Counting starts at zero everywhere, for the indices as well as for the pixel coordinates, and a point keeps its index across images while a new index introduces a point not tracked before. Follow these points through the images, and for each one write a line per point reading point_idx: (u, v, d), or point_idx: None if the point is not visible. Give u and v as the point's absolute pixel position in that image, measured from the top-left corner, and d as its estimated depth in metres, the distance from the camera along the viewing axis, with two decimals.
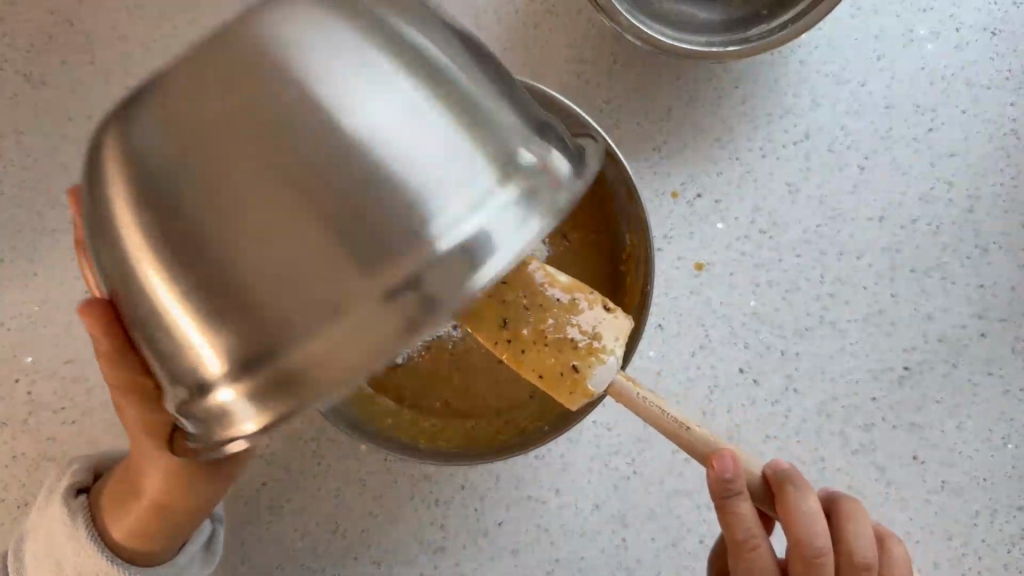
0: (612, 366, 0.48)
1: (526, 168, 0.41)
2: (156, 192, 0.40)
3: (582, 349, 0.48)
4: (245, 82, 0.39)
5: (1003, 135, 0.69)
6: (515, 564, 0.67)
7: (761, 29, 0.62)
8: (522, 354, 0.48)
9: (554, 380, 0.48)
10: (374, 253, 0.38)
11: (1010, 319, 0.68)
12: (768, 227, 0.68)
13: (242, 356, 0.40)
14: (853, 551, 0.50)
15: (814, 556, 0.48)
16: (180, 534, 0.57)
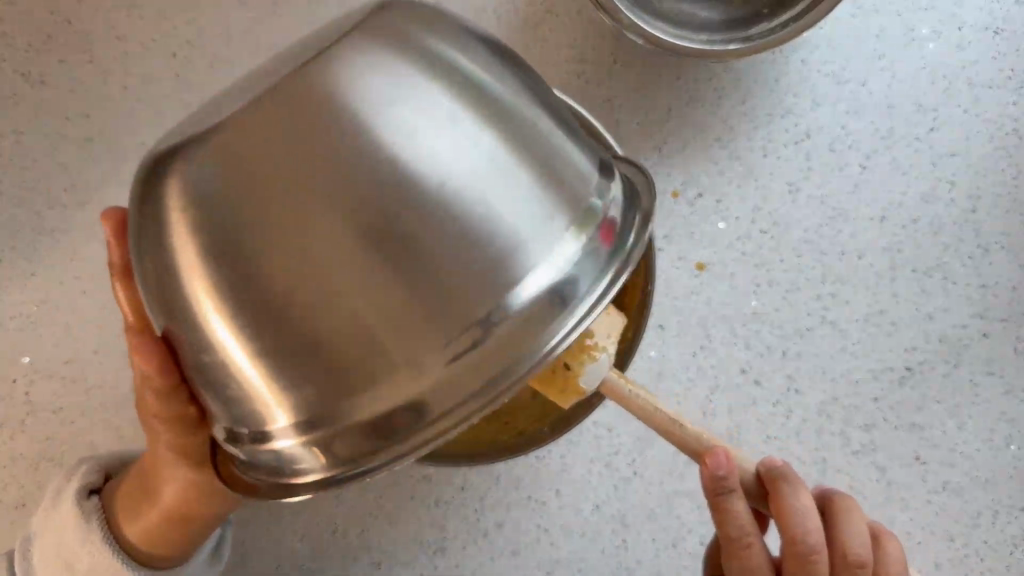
0: (604, 362, 0.48)
1: (590, 221, 0.42)
2: (225, 239, 0.39)
3: (573, 345, 0.47)
4: (320, 134, 0.39)
5: (1004, 135, 0.69)
6: (515, 565, 0.66)
7: (762, 28, 0.62)
8: None
9: (544, 377, 0.47)
10: (456, 319, 0.39)
11: (1011, 319, 0.68)
12: (768, 227, 0.68)
13: (309, 412, 0.41)
14: (848, 550, 0.49)
15: (808, 555, 0.48)
16: (195, 540, 0.58)
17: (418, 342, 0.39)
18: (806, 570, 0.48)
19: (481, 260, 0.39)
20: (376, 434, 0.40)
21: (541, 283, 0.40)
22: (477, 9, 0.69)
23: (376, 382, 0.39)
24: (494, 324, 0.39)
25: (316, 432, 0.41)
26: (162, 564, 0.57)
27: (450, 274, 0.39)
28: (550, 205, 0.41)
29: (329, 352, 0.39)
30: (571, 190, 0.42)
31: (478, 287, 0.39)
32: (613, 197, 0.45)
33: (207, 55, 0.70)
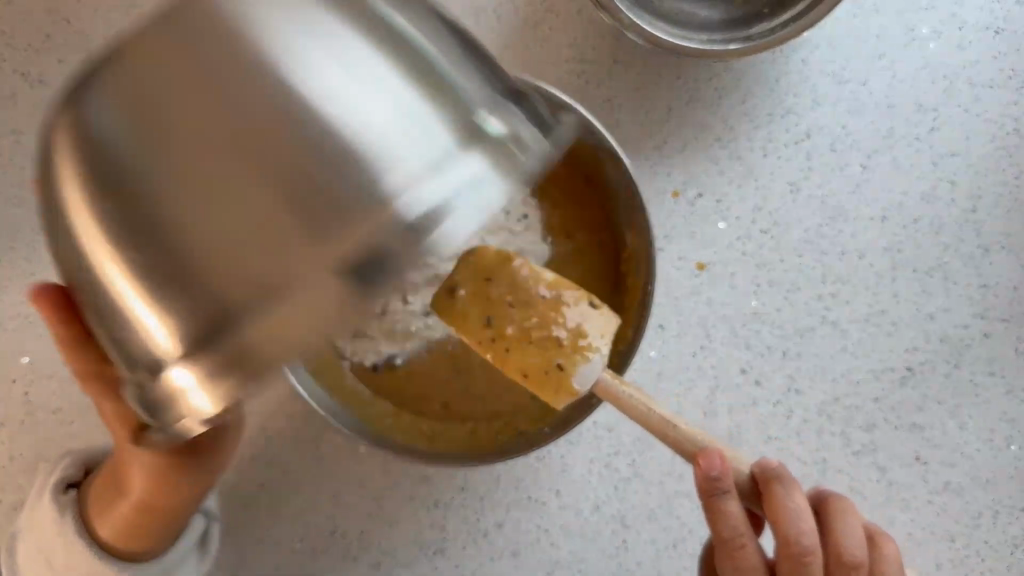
0: (598, 363, 0.49)
1: (491, 134, 0.39)
2: (106, 159, 0.38)
3: (568, 346, 0.48)
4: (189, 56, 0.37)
5: (1004, 135, 0.69)
6: (515, 565, 0.66)
7: (762, 29, 0.62)
8: (507, 352, 0.48)
9: (539, 379, 0.48)
10: (325, 230, 0.36)
11: (1012, 320, 0.68)
12: (768, 227, 0.68)
13: (192, 327, 0.37)
14: (842, 551, 0.49)
15: (803, 556, 0.48)
16: (170, 530, 0.57)
17: (289, 250, 0.36)
18: (801, 570, 0.48)
19: (364, 172, 0.36)
20: (252, 358, 0.36)
21: (428, 189, 0.36)
22: (477, 9, 0.68)
23: (244, 301, 0.36)
24: (359, 231, 0.36)
25: (199, 350, 0.37)
26: (137, 557, 0.56)
27: (326, 189, 0.36)
28: (436, 110, 0.38)
29: (206, 270, 0.37)
30: (466, 102, 0.39)
31: (355, 189, 0.36)
32: (521, 123, 0.40)
33: None
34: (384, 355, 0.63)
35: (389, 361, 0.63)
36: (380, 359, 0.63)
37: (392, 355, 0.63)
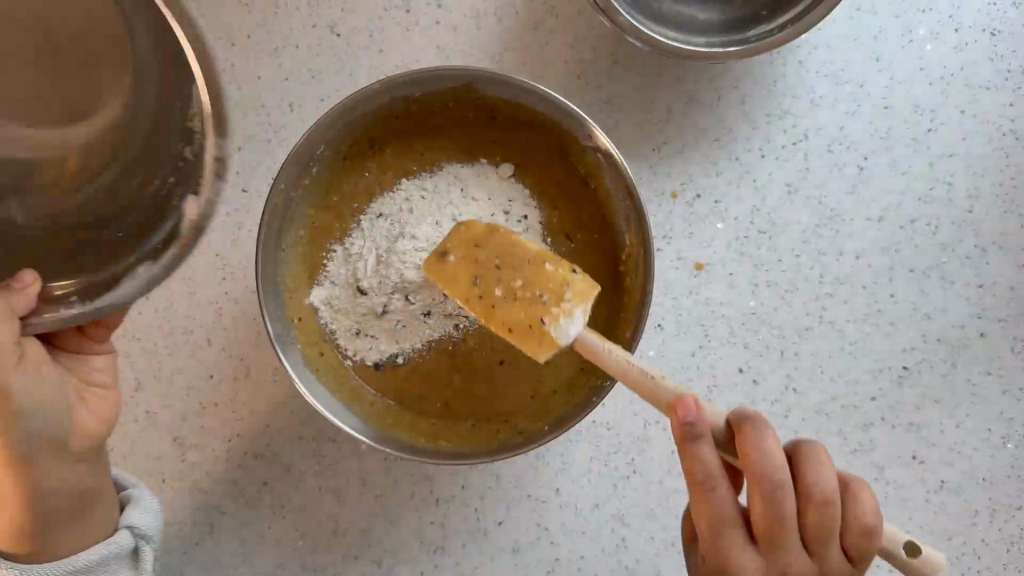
0: (580, 320, 0.52)
1: None
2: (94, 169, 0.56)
3: (551, 301, 0.52)
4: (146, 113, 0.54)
5: (1001, 136, 0.69)
6: (515, 563, 0.67)
7: (761, 31, 0.62)
8: (494, 309, 0.54)
9: (523, 332, 0.53)
10: None
11: (1009, 320, 0.69)
12: (767, 228, 0.69)
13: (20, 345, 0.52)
14: (816, 492, 0.49)
15: (773, 496, 0.48)
16: (58, 529, 0.56)
17: None
18: (772, 511, 0.49)
19: None
20: None
21: None
22: (477, 9, 0.69)
23: None
24: None
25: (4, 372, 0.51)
26: (32, 554, 0.55)
27: None
28: None
29: None
30: None
31: None
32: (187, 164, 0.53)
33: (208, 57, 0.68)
34: (384, 354, 0.63)
35: (388, 360, 0.63)
36: (380, 359, 0.63)
37: (393, 354, 0.63)
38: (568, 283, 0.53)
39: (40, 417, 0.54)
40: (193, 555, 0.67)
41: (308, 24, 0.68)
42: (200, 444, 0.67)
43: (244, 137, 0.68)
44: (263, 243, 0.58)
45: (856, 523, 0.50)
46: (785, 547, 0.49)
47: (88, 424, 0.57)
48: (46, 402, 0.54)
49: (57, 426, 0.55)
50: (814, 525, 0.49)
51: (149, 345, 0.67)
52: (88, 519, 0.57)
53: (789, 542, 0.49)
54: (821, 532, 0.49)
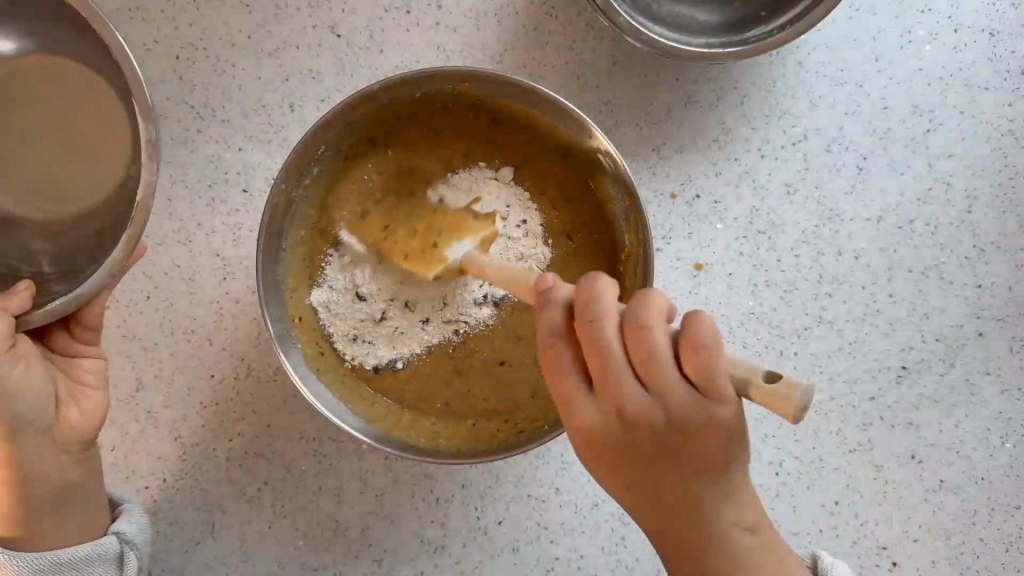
0: (466, 247, 0.59)
1: None
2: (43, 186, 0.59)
3: (444, 233, 0.61)
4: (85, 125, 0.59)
5: (1000, 136, 0.70)
6: (515, 562, 0.67)
7: (760, 32, 0.63)
8: (392, 238, 0.62)
9: (417, 255, 0.60)
10: None
11: (1007, 319, 0.69)
12: (766, 228, 0.69)
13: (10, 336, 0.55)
14: (631, 342, 0.44)
15: (602, 348, 0.45)
16: (57, 514, 0.58)
17: None
18: (602, 361, 0.45)
19: None
20: None
21: None
22: (476, 10, 0.69)
23: None
24: None
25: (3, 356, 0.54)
26: (30, 541, 0.57)
27: None
28: None
29: None
30: None
31: None
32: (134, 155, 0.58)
33: (209, 57, 0.68)
34: (386, 360, 0.63)
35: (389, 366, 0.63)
36: (379, 364, 0.63)
37: (394, 361, 0.63)
38: (465, 223, 0.61)
39: (28, 404, 0.56)
40: (193, 555, 0.67)
41: (308, 24, 0.68)
42: (200, 444, 0.67)
43: (244, 138, 0.68)
44: (264, 244, 0.58)
45: (691, 355, 0.43)
46: (621, 397, 0.45)
47: (76, 420, 0.59)
48: (36, 394, 0.57)
49: (44, 417, 0.57)
50: (657, 363, 0.44)
51: (149, 345, 0.67)
52: (73, 516, 0.59)
53: (628, 383, 0.44)
54: (664, 368, 0.44)
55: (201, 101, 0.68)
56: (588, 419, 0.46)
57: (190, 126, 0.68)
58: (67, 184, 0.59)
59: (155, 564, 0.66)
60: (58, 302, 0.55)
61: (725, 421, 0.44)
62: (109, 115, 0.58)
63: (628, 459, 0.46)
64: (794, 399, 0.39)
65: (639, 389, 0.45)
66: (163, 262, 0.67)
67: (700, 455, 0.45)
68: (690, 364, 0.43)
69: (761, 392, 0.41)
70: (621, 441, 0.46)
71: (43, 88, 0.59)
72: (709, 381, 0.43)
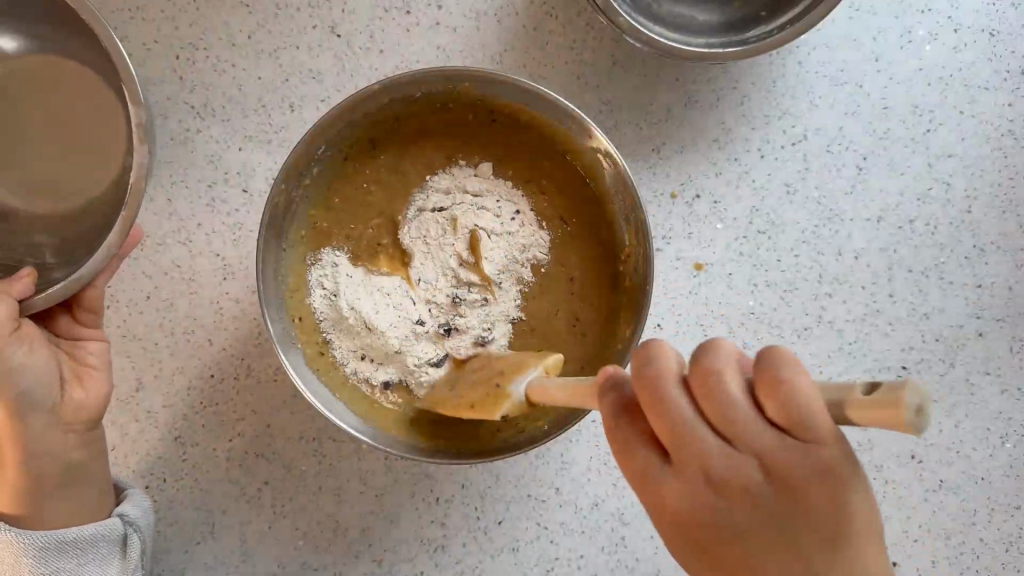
0: (529, 378, 0.53)
1: None
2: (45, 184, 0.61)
3: (506, 373, 0.55)
4: (84, 123, 0.60)
5: (999, 136, 0.70)
6: (515, 562, 0.67)
7: (759, 32, 0.63)
8: (458, 402, 0.57)
9: (480, 403, 0.54)
10: None
11: (1007, 319, 0.69)
12: (766, 228, 0.69)
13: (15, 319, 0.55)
14: (706, 406, 0.36)
15: (672, 426, 0.36)
16: (66, 491, 0.59)
17: None
18: (677, 441, 0.36)
19: None
20: None
21: None
22: (476, 10, 0.69)
23: None
24: None
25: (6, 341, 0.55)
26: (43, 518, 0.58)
27: None
28: None
29: None
30: None
31: None
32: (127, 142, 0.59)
33: (209, 57, 0.68)
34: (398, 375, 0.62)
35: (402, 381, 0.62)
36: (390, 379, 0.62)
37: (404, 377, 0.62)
38: (523, 361, 0.56)
39: (31, 386, 0.57)
40: (193, 554, 0.67)
41: (308, 24, 0.68)
42: (200, 444, 0.67)
43: (244, 138, 0.68)
44: (264, 243, 0.57)
45: (768, 392, 0.35)
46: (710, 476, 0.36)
47: (80, 401, 0.60)
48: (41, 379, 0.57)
49: (49, 399, 0.58)
50: (737, 415, 0.35)
51: (149, 345, 0.67)
52: (78, 496, 0.60)
53: (711, 454, 0.36)
54: (744, 417, 0.35)
55: (201, 101, 0.68)
56: (672, 510, 0.37)
57: (190, 126, 0.68)
58: (66, 184, 0.60)
59: (155, 564, 0.67)
60: (58, 286, 0.56)
61: (830, 467, 0.35)
62: (105, 112, 0.59)
63: (731, 549, 0.36)
64: (905, 410, 0.30)
65: (725, 454, 0.36)
66: (163, 262, 0.67)
67: (816, 526, 0.35)
68: (769, 405, 0.35)
69: (863, 410, 0.32)
70: (720, 532, 0.36)
71: (45, 88, 0.60)
72: (800, 423, 0.34)
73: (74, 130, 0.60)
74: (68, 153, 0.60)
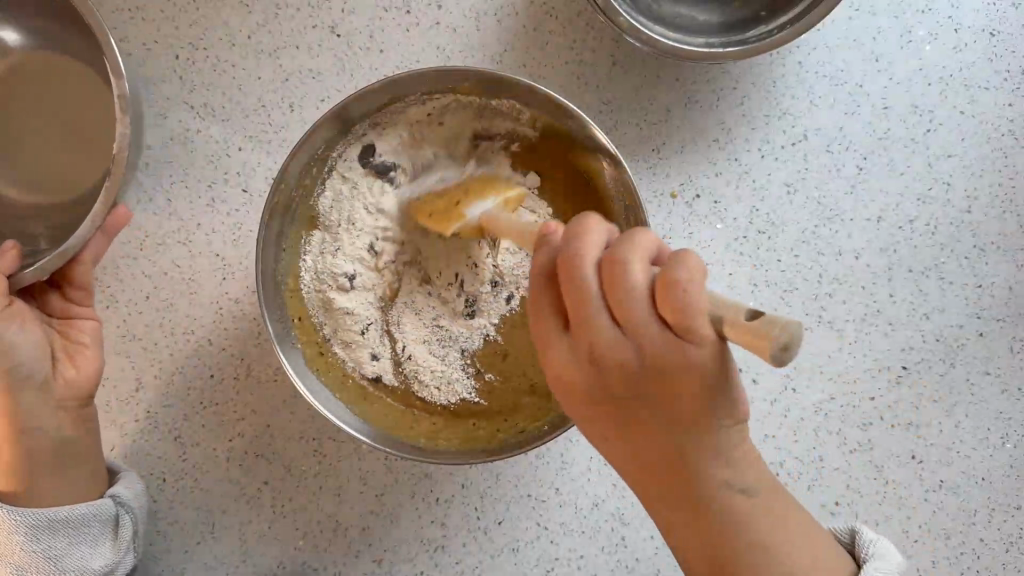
0: (483, 207, 0.60)
1: None
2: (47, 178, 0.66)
3: (473, 189, 0.62)
4: (86, 125, 0.66)
5: (1000, 136, 0.70)
6: (514, 562, 0.67)
7: (760, 32, 0.63)
8: (426, 207, 0.62)
9: (439, 215, 0.61)
10: None
11: (1008, 319, 0.69)
12: (766, 228, 0.69)
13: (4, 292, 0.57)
14: (609, 289, 0.39)
15: (578, 302, 0.40)
16: (60, 469, 0.60)
17: None
18: (577, 314, 0.40)
19: None
20: None
21: None
22: (476, 10, 0.69)
23: None
24: None
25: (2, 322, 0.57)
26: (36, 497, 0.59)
27: None
28: None
29: None
30: None
31: None
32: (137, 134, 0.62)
33: (209, 57, 0.68)
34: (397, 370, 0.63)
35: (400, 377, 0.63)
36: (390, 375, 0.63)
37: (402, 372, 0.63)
38: (492, 183, 0.62)
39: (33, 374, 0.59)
40: (193, 554, 0.67)
41: (308, 24, 0.68)
42: (201, 444, 0.67)
43: (244, 138, 0.68)
44: (263, 243, 0.57)
45: (664, 297, 0.37)
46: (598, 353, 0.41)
47: (72, 379, 0.61)
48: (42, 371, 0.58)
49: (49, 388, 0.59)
50: (636, 311, 0.39)
51: (149, 345, 0.67)
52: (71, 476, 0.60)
53: (606, 337, 0.40)
54: (643, 318, 0.39)
55: (201, 101, 0.68)
56: (568, 377, 0.43)
57: (189, 126, 0.68)
58: (74, 176, 0.66)
59: (155, 563, 0.67)
60: (45, 258, 0.57)
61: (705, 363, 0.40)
62: (106, 116, 0.65)
63: (614, 408, 0.43)
64: (770, 341, 0.34)
65: (618, 339, 0.40)
66: (163, 262, 0.67)
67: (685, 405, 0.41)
68: (662, 306, 0.38)
69: (738, 329, 0.36)
70: (604, 396, 0.43)
71: (48, 91, 0.66)
72: (686, 327, 0.37)
73: (77, 132, 0.66)
74: (69, 151, 0.66)
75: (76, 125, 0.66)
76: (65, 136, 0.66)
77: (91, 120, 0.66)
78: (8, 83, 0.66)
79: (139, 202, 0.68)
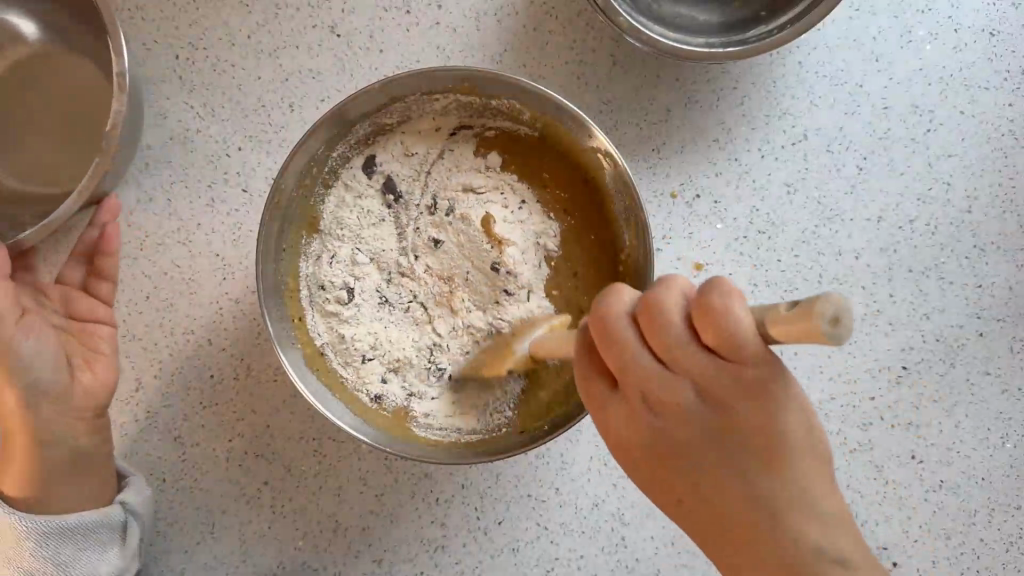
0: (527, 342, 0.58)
1: None
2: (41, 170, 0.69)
3: (521, 327, 0.61)
4: (79, 120, 0.69)
5: (1000, 136, 0.70)
6: (514, 562, 0.67)
7: (759, 31, 0.63)
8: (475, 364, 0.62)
9: (485, 367, 0.61)
10: None
11: (1008, 319, 0.69)
12: (766, 228, 0.69)
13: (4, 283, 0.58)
14: (650, 340, 0.39)
15: (622, 364, 0.41)
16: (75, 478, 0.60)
17: None
18: (625, 374, 0.41)
19: None
20: None
21: None
22: (476, 9, 0.69)
23: None
24: None
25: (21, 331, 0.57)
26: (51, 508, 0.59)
27: None
28: None
29: None
30: None
31: None
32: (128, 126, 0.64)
33: (209, 57, 0.68)
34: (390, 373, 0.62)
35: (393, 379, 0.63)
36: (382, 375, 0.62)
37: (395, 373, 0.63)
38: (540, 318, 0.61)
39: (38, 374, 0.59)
40: (193, 555, 0.67)
41: (308, 24, 0.68)
42: (201, 444, 0.67)
43: (244, 137, 0.68)
44: (263, 242, 0.57)
45: (702, 324, 0.37)
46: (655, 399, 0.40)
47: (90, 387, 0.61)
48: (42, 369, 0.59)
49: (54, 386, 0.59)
50: (678, 345, 0.38)
51: (149, 345, 0.67)
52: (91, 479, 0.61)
53: (655, 382, 0.40)
54: (683, 349, 0.38)
55: (201, 101, 0.68)
56: (625, 435, 0.43)
57: (189, 126, 0.68)
58: (65, 168, 0.68)
59: (155, 564, 0.66)
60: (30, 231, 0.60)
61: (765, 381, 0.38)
62: (101, 112, 0.69)
63: (677, 468, 0.41)
64: (816, 319, 0.31)
65: (666, 378, 0.40)
66: (162, 263, 0.67)
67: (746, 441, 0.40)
68: (703, 332, 0.37)
69: (785, 323, 0.33)
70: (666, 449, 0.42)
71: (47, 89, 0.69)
72: (730, 345, 0.37)
73: (70, 126, 0.69)
74: (62, 144, 0.69)
75: (69, 120, 0.69)
76: (59, 130, 0.69)
77: (85, 115, 0.69)
78: (9, 82, 0.70)
79: (139, 202, 0.68)
